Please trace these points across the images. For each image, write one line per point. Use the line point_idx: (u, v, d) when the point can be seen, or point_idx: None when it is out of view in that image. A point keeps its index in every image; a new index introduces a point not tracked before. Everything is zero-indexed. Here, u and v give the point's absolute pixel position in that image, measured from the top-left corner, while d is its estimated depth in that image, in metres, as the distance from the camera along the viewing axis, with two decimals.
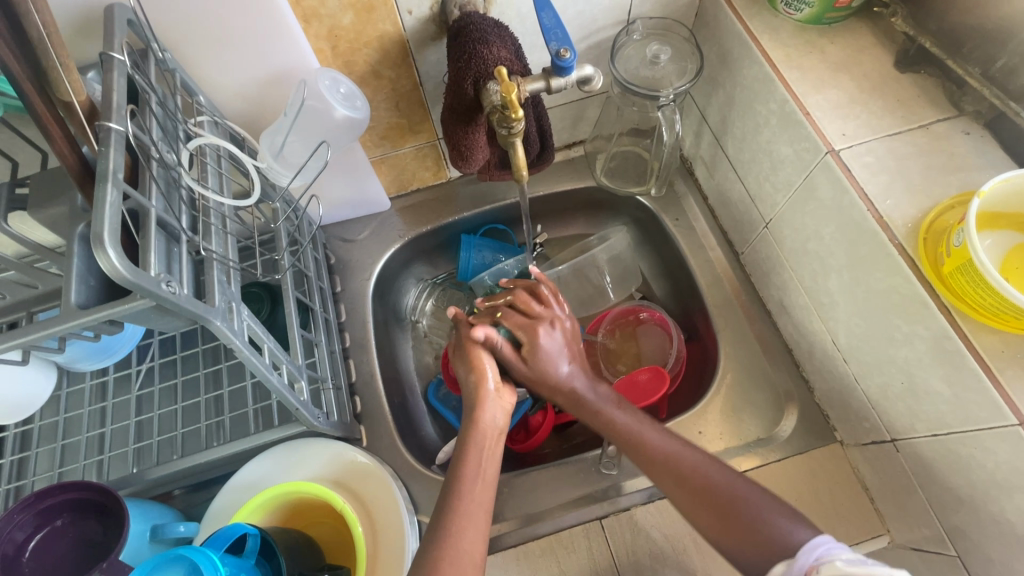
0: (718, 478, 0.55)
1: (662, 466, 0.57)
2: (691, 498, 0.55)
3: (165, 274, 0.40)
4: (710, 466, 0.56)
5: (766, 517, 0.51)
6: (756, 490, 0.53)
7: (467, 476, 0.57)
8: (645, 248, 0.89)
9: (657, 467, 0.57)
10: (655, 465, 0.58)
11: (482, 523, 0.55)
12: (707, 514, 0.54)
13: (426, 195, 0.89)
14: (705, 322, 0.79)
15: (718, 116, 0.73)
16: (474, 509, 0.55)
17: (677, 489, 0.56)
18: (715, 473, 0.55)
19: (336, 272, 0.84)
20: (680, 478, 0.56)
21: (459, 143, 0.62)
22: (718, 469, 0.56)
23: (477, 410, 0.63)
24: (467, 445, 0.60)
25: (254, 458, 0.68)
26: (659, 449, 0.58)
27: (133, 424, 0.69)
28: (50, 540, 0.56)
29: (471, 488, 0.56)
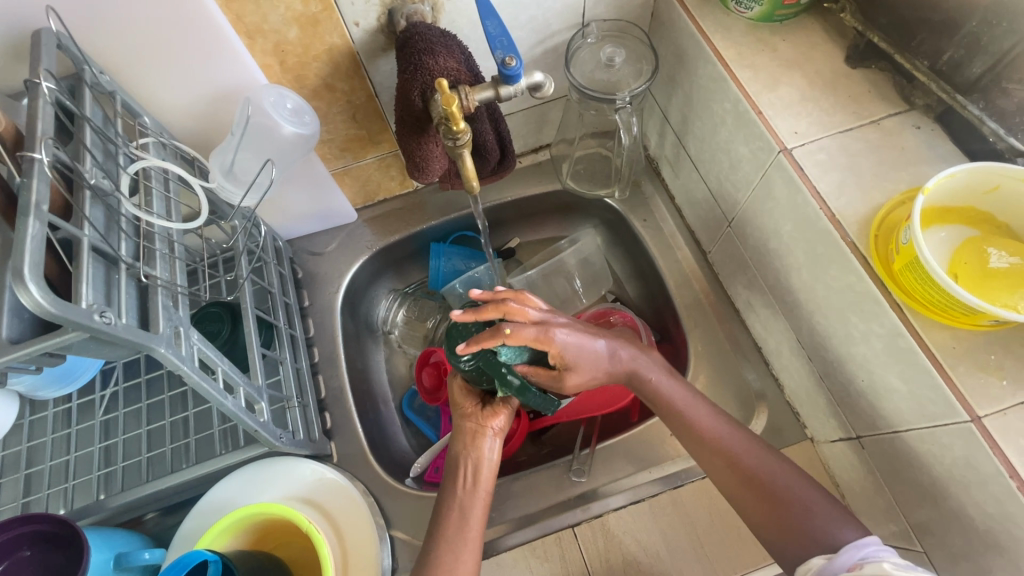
0: (739, 452, 0.57)
1: (700, 443, 0.58)
2: (739, 479, 0.56)
3: (99, 304, 0.39)
4: (711, 419, 0.59)
5: (806, 512, 0.52)
6: (804, 485, 0.54)
7: (456, 504, 0.58)
8: (616, 249, 0.89)
9: (688, 429, 0.59)
10: (688, 426, 0.59)
11: (474, 544, 0.56)
12: (750, 496, 0.55)
13: (393, 205, 0.88)
14: (676, 323, 0.79)
15: (679, 116, 0.73)
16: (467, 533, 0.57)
17: (711, 457, 0.57)
18: (736, 449, 0.57)
19: (304, 286, 0.83)
20: (717, 450, 0.57)
21: (414, 154, 0.61)
22: (748, 449, 0.57)
23: (459, 445, 0.61)
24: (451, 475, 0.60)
25: (222, 480, 0.67)
26: (682, 405, 0.60)
27: (98, 450, 0.68)
28: (13, 570, 0.55)
29: (458, 516, 0.57)
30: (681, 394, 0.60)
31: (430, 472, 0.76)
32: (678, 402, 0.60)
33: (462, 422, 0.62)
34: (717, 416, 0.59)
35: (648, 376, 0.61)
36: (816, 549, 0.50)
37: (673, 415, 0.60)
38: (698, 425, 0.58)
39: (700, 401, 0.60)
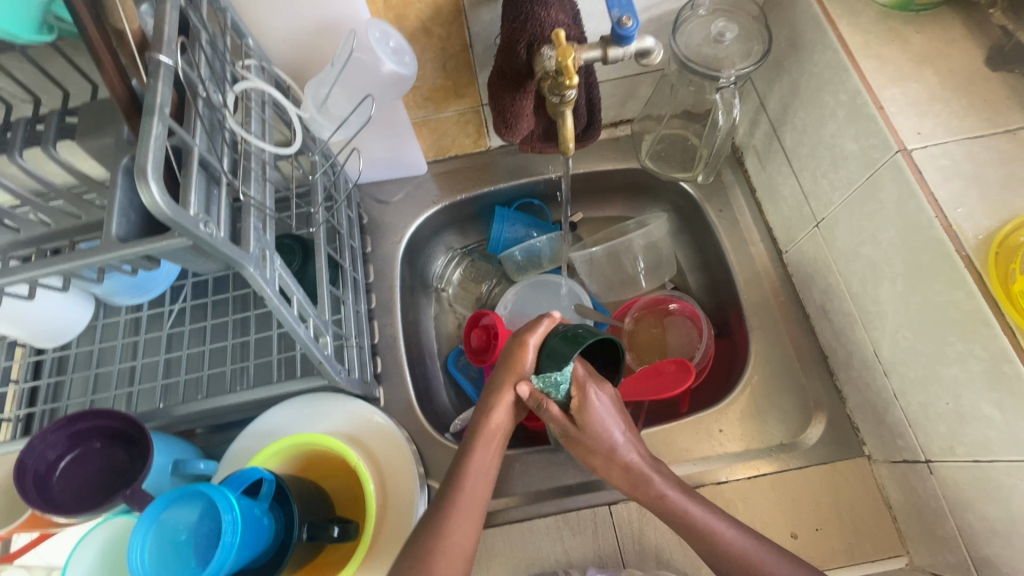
0: (732, 546, 0.55)
1: (691, 541, 0.56)
2: None
3: (204, 215, 0.40)
4: (699, 511, 0.56)
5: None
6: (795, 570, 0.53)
7: (467, 488, 0.55)
8: (684, 237, 0.86)
9: (669, 513, 0.57)
10: (706, 538, 0.55)
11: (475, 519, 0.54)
12: None
13: (463, 162, 0.87)
14: (739, 319, 0.77)
15: (779, 104, 0.69)
16: (471, 499, 0.55)
17: (699, 549, 0.56)
18: (731, 544, 0.55)
19: (368, 231, 0.84)
20: (712, 554, 0.55)
21: (505, 110, 0.60)
22: (754, 549, 0.54)
23: (486, 403, 0.58)
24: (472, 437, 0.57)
25: (275, 405, 0.69)
26: (682, 513, 0.57)
27: (162, 361, 0.71)
28: (72, 471, 0.58)
29: (468, 485, 0.55)
30: (688, 501, 0.57)
31: (467, 430, 0.76)
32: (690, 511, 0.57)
33: (506, 387, 0.58)
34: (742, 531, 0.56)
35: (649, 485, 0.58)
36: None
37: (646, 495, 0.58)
38: (719, 545, 0.55)
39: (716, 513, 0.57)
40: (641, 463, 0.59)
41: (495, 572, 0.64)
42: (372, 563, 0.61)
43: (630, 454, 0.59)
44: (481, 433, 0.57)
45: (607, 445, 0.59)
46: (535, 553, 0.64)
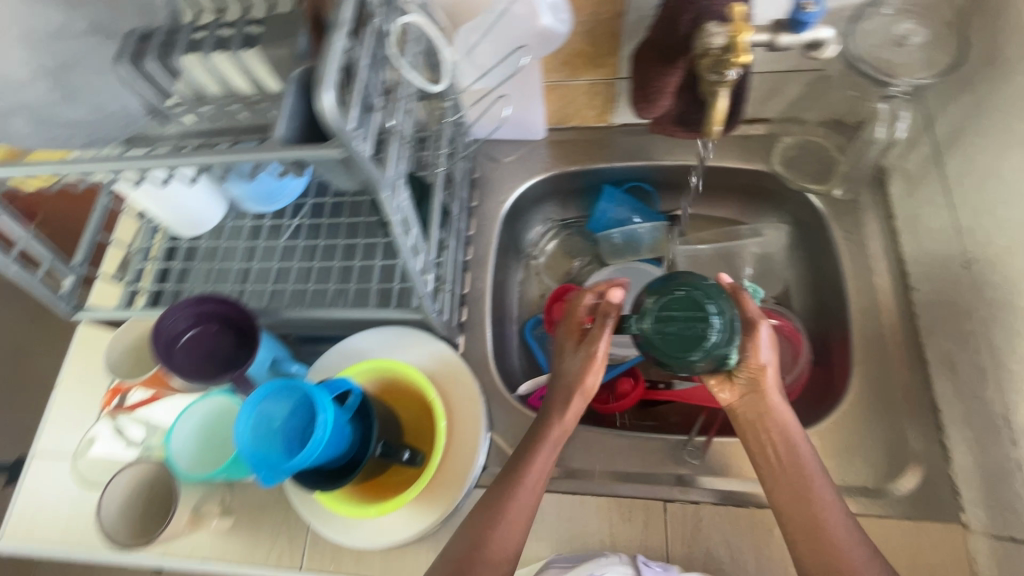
0: (834, 524, 0.54)
1: (790, 494, 0.56)
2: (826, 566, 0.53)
3: (360, 131, 0.43)
4: (820, 479, 0.56)
5: None
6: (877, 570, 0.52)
7: (532, 468, 0.59)
8: (798, 252, 0.81)
9: (787, 463, 0.57)
10: (805, 496, 0.55)
11: (528, 517, 0.58)
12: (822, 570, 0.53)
13: (582, 135, 0.86)
14: (843, 349, 0.71)
15: (950, 126, 0.62)
16: (527, 497, 0.58)
17: (791, 502, 0.56)
18: (834, 523, 0.54)
19: (476, 186, 0.85)
20: (810, 513, 0.54)
21: (648, 84, 0.58)
22: (841, 525, 0.54)
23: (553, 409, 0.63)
24: (538, 436, 0.61)
25: (364, 331, 0.73)
26: (802, 461, 0.57)
27: (275, 267, 0.77)
28: (193, 345, 0.64)
29: (528, 479, 0.59)
30: (808, 452, 0.57)
31: (534, 398, 0.76)
32: (808, 465, 0.56)
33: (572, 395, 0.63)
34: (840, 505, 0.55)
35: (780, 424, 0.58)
36: None
37: (780, 443, 0.58)
38: (815, 506, 0.55)
39: (827, 480, 0.56)
40: (787, 413, 0.58)
41: (537, 536, 0.65)
42: (436, 490, 0.64)
43: (777, 398, 0.59)
44: (546, 436, 0.61)
45: (764, 382, 0.58)
46: (581, 528, 0.64)
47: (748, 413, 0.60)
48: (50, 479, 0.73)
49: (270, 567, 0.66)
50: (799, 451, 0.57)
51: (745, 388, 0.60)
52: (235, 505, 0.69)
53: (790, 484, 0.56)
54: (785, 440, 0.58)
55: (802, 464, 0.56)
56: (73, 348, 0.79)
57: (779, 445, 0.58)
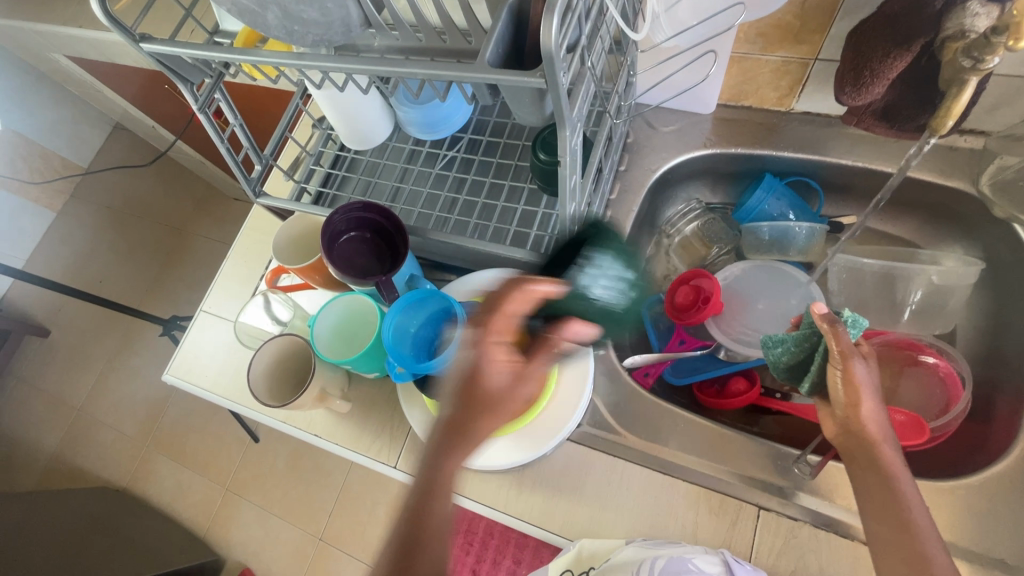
0: (924, 541, 0.49)
1: (879, 508, 0.52)
2: None
3: (564, 64, 0.43)
4: (908, 488, 0.52)
5: None
6: None
7: (440, 469, 0.50)
8: (981, 291, 0.71)
9: (883, 512, 0.51)
10: (894, 509, 0.51)
11: (439, 531, 0.47)
12: None
13: (753, 117, 0.81)
14: (1013, 408, 0.63)
15: None
16: (438, 507, 0.48)
17: (877, 518, 0.52)
18: (925, 539, 0.49)
19: (628, 151, 0.84)
20: (896, 528, 0.50)
21: (865, 66, 0.52)
22: (934, 545, 0.49)
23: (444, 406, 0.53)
24: (434, 443, 0.52)
25: (495, 268, 0.76)
26: (891, 474, 0.52)
27: (426, 192, 0.82)
28: (352, 244, 0.70)
29: (426, 479, 0.50)
30: (899, 468, 0.52)
31: (639, 371, 0.78)
32: (896, 477, 0.52)
33: (463, 383, 0.53)
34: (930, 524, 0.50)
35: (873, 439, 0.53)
36: None
37: (876, 490, 0.52)
38: (905, 520, 0.50)
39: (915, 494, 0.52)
40: (891, 456, 0.52)
41: (620, 501, 0.65)
42: (531, 429, 0.66)
43: (884, 440, 0.53)
44: (449, 431, 0.52)
45: (864, 418, 0.53)
46: (665, 507, 0.64)
47: (839, 436, 0.56)
48: (213, 333, 0.86)
49: (372, 456, 0.73)
50: (899, 501, 0.51)
51: (843, 425, 0.55)
52: (352, 395, 0.77)
53: (889, 536, 0.50)
54: (883, 486, 0.52)
55: (892, 478, 0.52)
56: (246, 229, 0.91)
57: (873, 490, 0.53)
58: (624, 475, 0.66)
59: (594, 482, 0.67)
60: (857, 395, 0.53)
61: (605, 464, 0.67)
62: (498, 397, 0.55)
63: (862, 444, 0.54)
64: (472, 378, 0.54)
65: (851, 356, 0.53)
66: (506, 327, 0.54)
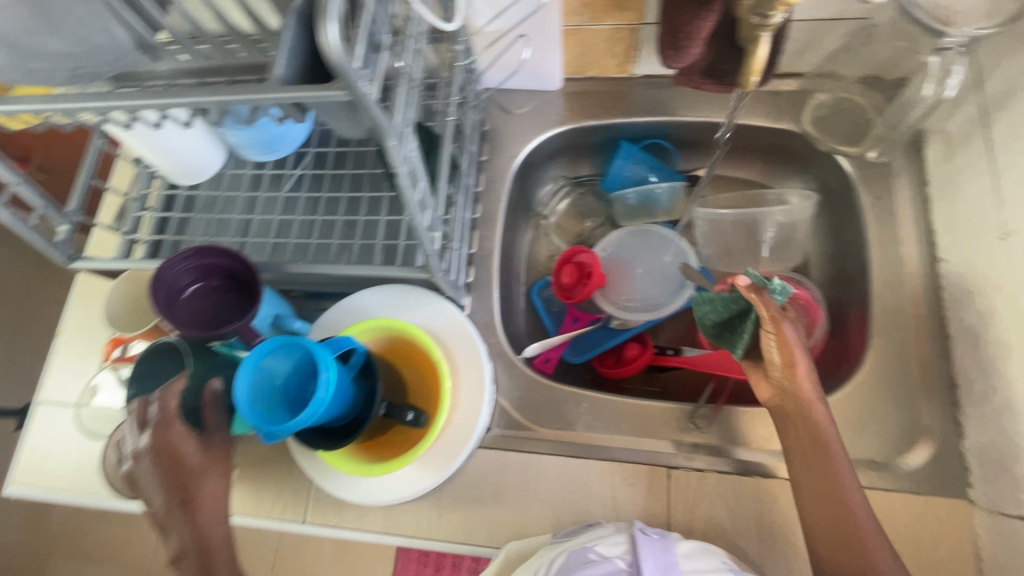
0: (845, 478, 0.54)
1: (807, 451, 0.55)
2: (829, 521, 0.53)
3: (365, 71, 0.39)
4: (833, 432, 0.55)
5: (876, 555, 0.51)
6: (881, 536, 0.52)
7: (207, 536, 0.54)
8: (821, 220, 0.78)
9: (813, 464, 0.55)
10: (822, 453, 0.55)
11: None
12: (827, 528, 0.53)
13: (600, 86, 0.81)
14: (861, 321, 0.69)
15: (1002, 87, 0.58)
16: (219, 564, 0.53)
17: (804, 461, 0.55)
18: (845, 477, 0.54)
19: (486, 140, 0.81)
20: (824, 471, 0.54)
21: (679, 28, 0.53)
22: (852, 483, 0.54)
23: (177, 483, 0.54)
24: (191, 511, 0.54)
25: (370, 288, 0.71)
26: (819, 422, 0.55)
27: (277, 220, 0.74)
28: (198, 298, 0.62)
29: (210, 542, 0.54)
30: (825, 417, 0.56)
31: (540, 359, 0.78)
32: (821, 424, 0.55)
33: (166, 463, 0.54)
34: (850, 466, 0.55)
35: (804, 395, 0.56)
36: None
37: (807, 445, 0.56)
38: (831, 464, 0.54)
39: (839, 439, 0.56)
40: (824, 414, 0.55)
41: (540, 496, 0.65)
42: (438, 448, 0.64)
43: (817, 401, 0.56)
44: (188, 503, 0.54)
45: (800, 380, 0.56)
46: (583, 491, 0.65)
47: (772, 392, 0.58)
48: (55, 426, 0.73)
49: (275, 519, 0.67)
50: (830, 458, 0.54)
51: (780, 388, 0.57)
52: (239, 458, 0.69)
53: (819, 484, 0.54)
54: (816, 446, 0.55)
55: (819, 427, 0.55)
56: (75, 298, 0.78)
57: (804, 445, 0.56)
58: (539, 469, 0.66)
59: (512, 485, 0.66)
60: (792, 356, 0.56)
61: (518, 463, 0.66)
62: (209, 460, 0.56)
63: (794, 399, 0.56)
64: (163, 472, 0.54)
65: (779, 319, 0.56)
66: (216, 420, 0.57)
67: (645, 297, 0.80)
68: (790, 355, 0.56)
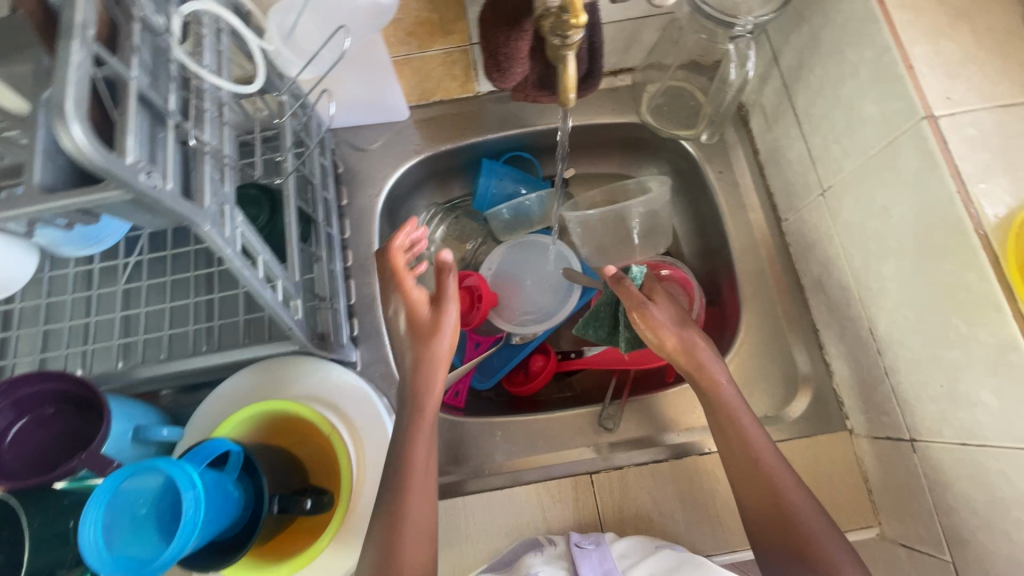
0: (759, 444, 0.56)
1: (718, 426, 0.58)
2: (754, 489, 0.55)
3: (145, 162, 0.34)
4: (739, 403, 0.59)
5: (803, 515, 0.52)
6: (806, 498, 0.53)
7: None
8: (680, 199, 0.83)
9: (728, 435, 0.58)
10: (732, 424, 0.57)
11: None
12: (750, 493, 0.55)
13: (448, 108, 0.80)
14: (730, 287, 0.75)
15: (794, 59, 0.64)
16: None
17: (721, 435, 0.58)
18: (759, 442, 0.56)
19: (344, 182, 0.77)
20: (739, 441, 0.57)
21: (497, 51, 0.53)
22: (766, 449, 0.56)
23: None
24: None
25: (245, 369, 0.65)
26: (723, 395, 0.59)
27: (119, 318, 0.65)
28: (27, 435, 0.53)
29: None
30: (729, 388, 0.59)
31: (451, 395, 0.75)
32: (726, 396, 0.59)
33: None
34: (764, 433, 0.57)
35: (702, 366, 0.60)
36: (806, 543, 0.51)
37: (721, 423, 0.58)
38: (742, 433, 0.57)
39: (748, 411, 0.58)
40: (725, 385, 0.59)
41: (473, 539, 0.63)
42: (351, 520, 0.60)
43: (718, 374, 0.60)
44: None
45: (686, 352, 0.60)
46: (514, 521, 0.64)
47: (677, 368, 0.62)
48: None
49: None
50: (739, 425, 0.57)
51: (678, 363, 0.61)
52: None
53: (734, 451, 0.57)
54: (728, 418, 0.58)
55: (722, 399, 0.59)
56: None
57: (721, 417, 0.58)
58: (466, 512, 0.64)
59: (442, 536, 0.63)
60: (664, 331, 0.61)
61: (443, 511, 0.63)
62: None
63: (699, 370, 0.60)
64: None
65: (640, 305, 0.62)
66: None
67: (539, 307, 0.80)
68: (660, 329, 0.61)
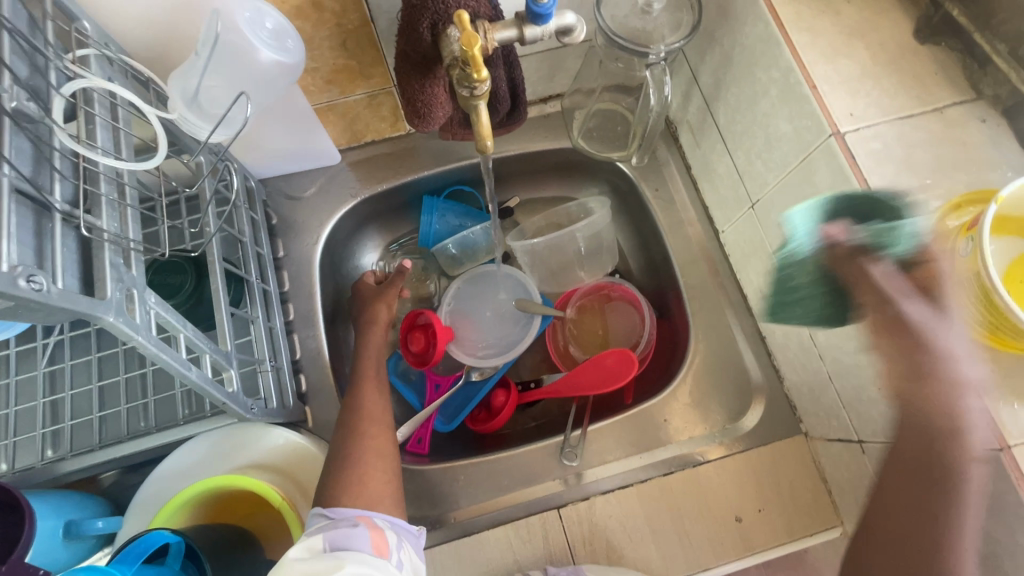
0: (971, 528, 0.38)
1: (896, 472, 0.43)
2: (885, 536, 0.43)
3: (25, 266, 0.32)
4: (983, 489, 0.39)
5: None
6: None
7: None
8: (622, 218, 0.84)
9: (911, 496, 0.41)
10: (942, 490, 0.39)
11: None
12: (884, 541, 0.42)
13: (381, 148, 0.79)
14: (677, 301, 0.76)
15: (711, 78, 0.66)
16: None
17: (911, 494, 0.41)
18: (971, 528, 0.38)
19: (279, 234, 0.75)
20: (938, 513, 0.39)
21: (415, 99, 0.52)
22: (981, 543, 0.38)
23: None
24: None
25: (186, 444, 0.61)
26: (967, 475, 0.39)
27: (42, 406, 0.60)
28: None
29: None
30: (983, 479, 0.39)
31: (414, 441, 0.72)
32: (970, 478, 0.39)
33: None
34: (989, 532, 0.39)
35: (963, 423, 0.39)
36: None
37: (911, 481, 0.41)
38: (954, 513, 0.39)
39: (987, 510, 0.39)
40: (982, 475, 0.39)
41: None
42: None
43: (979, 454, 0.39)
44: None
45: (935, 395, 0.40)
46: (484, 568, 0.62)
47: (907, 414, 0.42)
48: None
49: None
50: (956, 498, 0.39)
51: (908, 402, 0.42)
52: None
53: (899, 506, 0.42)
54: (940, 490, 0.39)
55: (958, 477, 0.39)
56: None
57: (934, 485, 0.40)
58: (434, 564, 0.62)
59: None
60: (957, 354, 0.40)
61: None
62: None
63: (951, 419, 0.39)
64: None
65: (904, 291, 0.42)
66: None
67: (493, 340, 0.79)
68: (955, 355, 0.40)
